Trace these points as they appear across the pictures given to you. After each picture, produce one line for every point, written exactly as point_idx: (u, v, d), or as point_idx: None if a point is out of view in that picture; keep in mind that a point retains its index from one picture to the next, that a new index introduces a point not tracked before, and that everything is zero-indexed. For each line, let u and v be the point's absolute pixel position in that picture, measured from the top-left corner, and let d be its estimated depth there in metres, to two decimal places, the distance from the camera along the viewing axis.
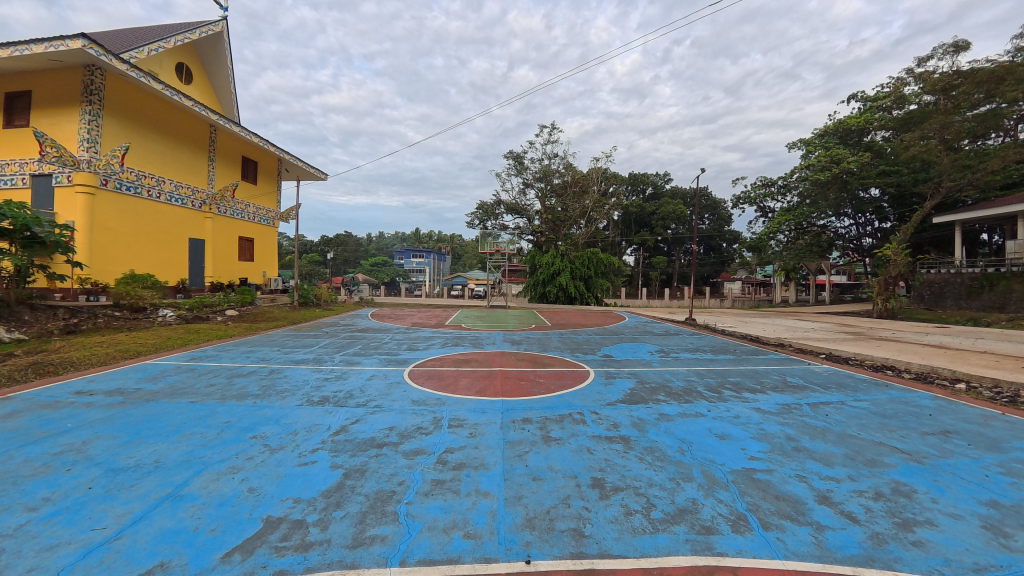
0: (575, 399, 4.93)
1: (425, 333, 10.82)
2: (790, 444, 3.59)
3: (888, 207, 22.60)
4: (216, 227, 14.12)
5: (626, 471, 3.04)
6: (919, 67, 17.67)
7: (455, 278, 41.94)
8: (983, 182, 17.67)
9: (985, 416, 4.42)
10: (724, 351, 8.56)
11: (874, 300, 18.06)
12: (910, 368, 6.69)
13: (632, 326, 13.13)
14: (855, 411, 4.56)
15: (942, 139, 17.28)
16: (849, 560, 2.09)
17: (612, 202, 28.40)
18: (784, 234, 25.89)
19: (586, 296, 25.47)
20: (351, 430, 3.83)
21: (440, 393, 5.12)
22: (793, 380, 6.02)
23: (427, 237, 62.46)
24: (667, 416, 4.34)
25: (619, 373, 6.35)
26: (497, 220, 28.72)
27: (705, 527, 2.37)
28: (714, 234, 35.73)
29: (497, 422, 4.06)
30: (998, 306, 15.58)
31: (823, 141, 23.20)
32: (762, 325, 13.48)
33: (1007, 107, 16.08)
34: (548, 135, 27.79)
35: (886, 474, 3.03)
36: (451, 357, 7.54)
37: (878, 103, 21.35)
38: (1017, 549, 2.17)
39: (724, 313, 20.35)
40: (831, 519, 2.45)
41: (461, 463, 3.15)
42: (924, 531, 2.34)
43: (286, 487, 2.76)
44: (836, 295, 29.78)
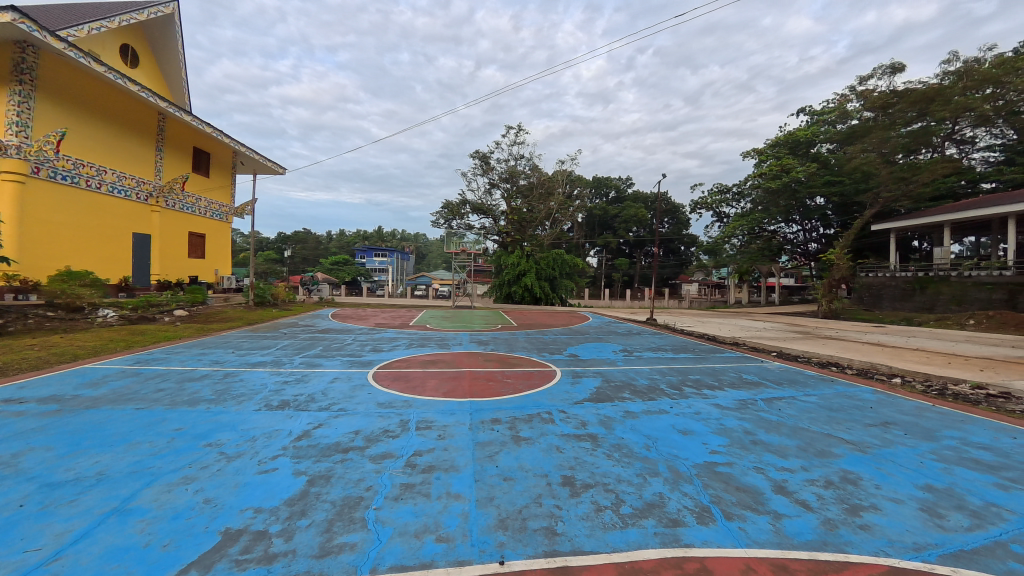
0: (544, 399, 4.96)
1: (387, 333, 10.63)
2: (748, 438, 3.78)
3: (833, 215, 23.95)
4: (163, 222, 13.23)
5: (594, 468, 3.10)
6: (861, 85, 19.26)
7: (419, 277, 41.31)
8: (915, 193, 19.22)
9: (919, 407, 4.84)
10: (684, 350, 8.93)
11: (819, 301, 19.37)
12: (852, 364, 7.23)
13: (595, 325, 13.51)
14: (806, 405, 4.87)
15: (880, 154, 18.68)
16: (804, 546, 2.22)
17: (576, 205, 28.83)
18: (738, 238, 27.27)
19: (551, 296, 25.89)
20: (314, 436, 3.69)
21: (407, 396, 5.00)
22: (748, 376, 6.36)
23: (392, 236, 61.34)
24: (633, 413, 4.47)
25: (584, 373, 6.46)
26: (462, 220, 28.62)
27: (672, 520, 2.45)
28: (673, 237, 37.23)
29: (467, 423, 4.03)
30: (929, 308, 16.89)
31: (774, 151, 24.41)
32: (721, 324, 14.22)
33: (937, 125, 17.84)
34: (515, 136, 27.83)
35: (836, 464, 3.24)
36: (416, 358, 7.41)
37: (823, 117, 22.89)
38: (952, 528, 2.39)
39: (683, 313, 21.40)
40: (788, 508, 2.60)
41: (431, 465, 3.10)
42: (871, 516, 2.52)
43: (246, 497, 2.62)
44: (786, 297, 31.45)
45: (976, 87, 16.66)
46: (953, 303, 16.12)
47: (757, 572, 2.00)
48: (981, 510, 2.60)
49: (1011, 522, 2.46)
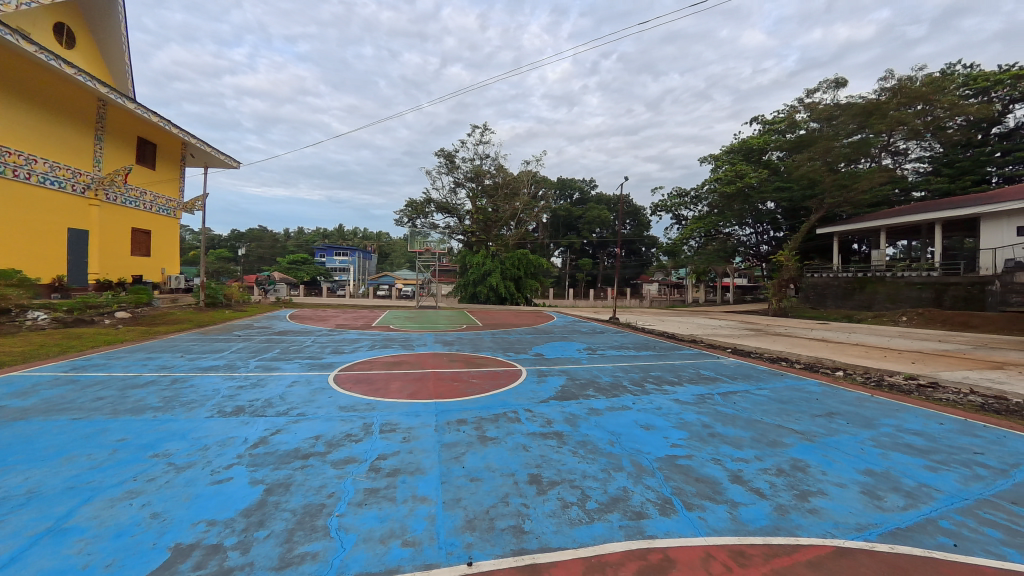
0: (510, 398, 4.97)
1: (348, 334, 10.33)
2: (706, 431, 3.95)
3: (782, 219, 25.28)
4: (103, 216, 12.28)
5: (561, 465, 3.14)
6: (808, 98, 20.52)
7: (382, 277, 40.42)
8: (856, 200, 20.65)
9: (860, 397, 5.23)
10: (645, 347, 9.21)
11: (769, 300, 20.52)
12: (800, 359, 7.69)
13: (560, 325, 13.67)
14: (759, 398, 5.15)
15: (825, 162, 19.80)
16: (758, 532, 2.34)
17: (541, 205, 29.12)
18: (695, 240, 28.43)
19: (516, 296, 26.00)
20: (272, 442, 3.53)
21: (370, 399, 4.88)
22: (706, 372, 6.64)
23: (353, 234, 59.81)
24: (597, 410, 4.57)
25: (550, 371, 6.55)
26: (427, 219, 28.30)
27: (637, 513, 2.52)
28: (635, 239, 38.45)
29: (432, 425, 3.99)
30: (867, 306, 18.22)
31: (729, 157, 25.53)
32: (679, 322, 14.75)
33: (874, 137, 19.31)
34: (480, 136, 27.76)
35: (787, 453, 3.44)
36: (379, 359, 7.25)
37: (773, 126, 24.23)
38: (889, 509, 2.59)
39: (644, 313, 20.83)
40: (744, 496, 2.73)
41: (396, 468, 3.05)
42: (820, 500, 2.69)
43: (198, 509, 2.48)
44: (740, 296, 33.04)
45: (908, 103, 18.14)
46: (888, 301, 17.49)
47: (717, 559, 2.09)
48: (913, 491, 2.83)
49: (938, 501, 2.70)
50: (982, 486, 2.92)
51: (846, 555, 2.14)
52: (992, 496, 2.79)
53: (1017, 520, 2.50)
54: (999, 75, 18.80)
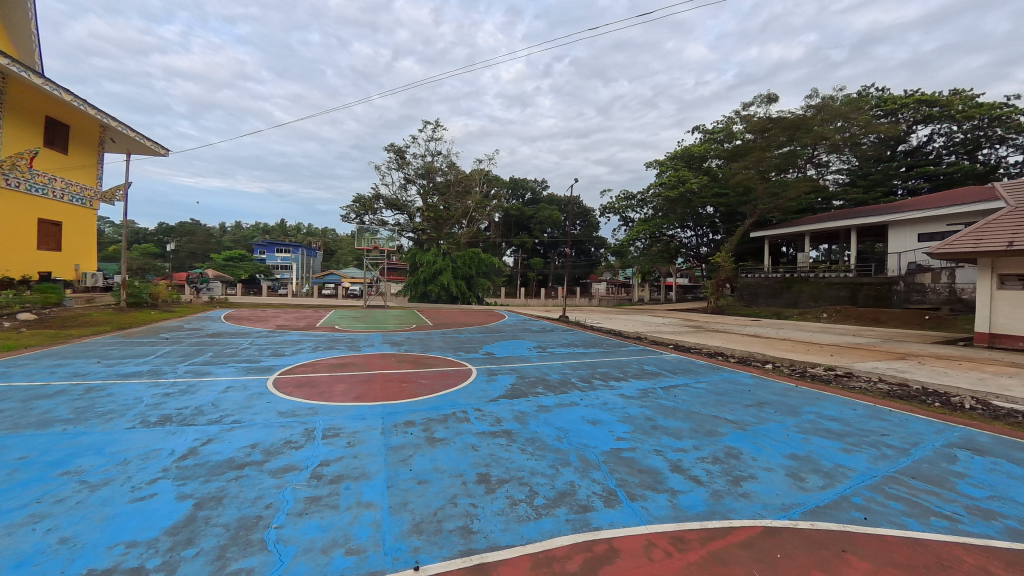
0: (459, 398, 4.93)
1: (288, 335, 9.80)
2: (650, 424, 4.12)
3: (720, 222, 26.96)
4: (1, 205, 10.87)
5: (510, 463, 3.16)
6: (744, 111, 22.02)
7: (327, 275, 38.67)
8: (784, 207, 22.37)
9: (786, 388, 5.70)
10: (594, 345, 9.48)
11: (708, 298, 21.79)
12: (734, 353, 8.23)
13: (510, 323, 13.74)
14: (697, 391, 5.45)
15: (759, 171, 21.21)
16: (696, 517, 2.47)
17: (493, 204, 29.15)
18: (641, 242, 29.62)
19: (467, 295, 25.87)
20: (203, 453, 3.27)
21: (312, 403, 4.65)
22: (649, 367, 6.95)
23: (296, 230, 56.88)
24: (546, 407, 4.64)
25: (501, 370, 6.57)
26: (376, 216, 27.53)
27: (583, 506, 2.58)
28: (584, 239, 39.51)
29: (379, 428, 3.87)
30: (793, 304, 19.80)
31: (673, 163, 26.84)
32: (625, 320, 15.28)
33: (800, 150, 21.02)
34: (432, 132, 27.33)
35: (722, 442, 3.66)
36: (322, 361, 6.95)
37: (712, 136, 25.77)
38: (810, 489, 2.83)
39: (592, 312, 19.71)
40: (682, 484, 2.88)
41: (340, 475, 2.92)
42: (750, 484, 2.89)
43: (117, 530, 2.25)
44: (682, 295, 34.81)
45: (829, 120, 19.94)
46: (811, 300, 19.10)
47: (658, 545, 2.19)
48: (831, 472, 3.11)
49: (851, 479, 2.99)
50: (886, 464, 3.27)
51: (773, 534, 2.31)
52: (895, 472, 3.13)
53: (915, 493, 2.82)
54: (905, 99, 21.23)
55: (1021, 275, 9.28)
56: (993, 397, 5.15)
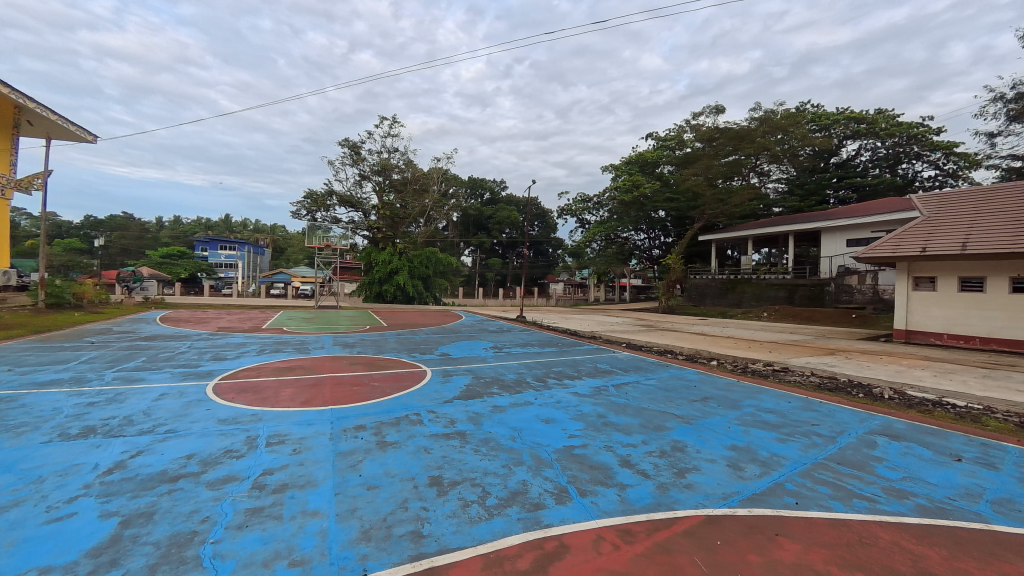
0: (413, 400, 4.85)
1: (231, 338, 9.24)
2: (601, 421, 4.23)
3: (671, 226, 28.14)
4: None
5: (462, 465, 3.13)
6: (693, 120, 23.10)
7: (276, 275, 36.86)
8: (729, 212, 23.68)
9: (729, 383, 6.04)
10: (549, 344, 9.62)
11: (659, 299, 22.71)
12: (682, 350, 8.62)
13: (467, 323, 13.70)
14: (647, 388, 5.66)
15: (707, 177, 22.36)
16: (643, 509, 2.56)
17: (451, 204, 28.86)
18: (597, 243, 30.40)
19: (424, 295, 25.45)
20: (131, 466, 3.02)
21: (256, 409, 4.40)
22: (603, 365, 7.15)
23: (241, 226, 53.76)
24: (500, 407, 4.65)
25: (456, 371, 6.52)
26: (328, 213, 26.55)
27: (535, 504, 2.60)
28: (542, 240, 40.08)
29: (327, 433, 3.73)
30: (737, 304, 20.98)
31: (627, 168, 27.78)
32: (581, 320, 15.60)
33: (744, 159, 22.31)
34: (389, 128, 26.71)
35: (669, 436, 3.82)
36: (267, 365, 6.60)
37: (665, 143, 26.88)
38: (748, 477, 3.01)
39: (550, 313, 20.04)
40: (631, 478, 2.97)
41: (284, 484, 2.79)
42: (694, 476, 3.03)
43: (26, 556, 2.03)
44: (635, 295, 36.05)
45: (770, 132, 21.31)
46: (753, 300, 20.32)
47: (607, 539, 2.24)
48: (767, 461, 3.32)
49: (785, 467, 3.21)
50: (815, 452, 3.54)
51: (714, 522, 2.44)
52: (823, 459, 3.39)
53: (840, 477, 3.07)
54: (837, 116, 23.08)
55: (932, 278, 10.35)
56: (906, 387, 5.71)
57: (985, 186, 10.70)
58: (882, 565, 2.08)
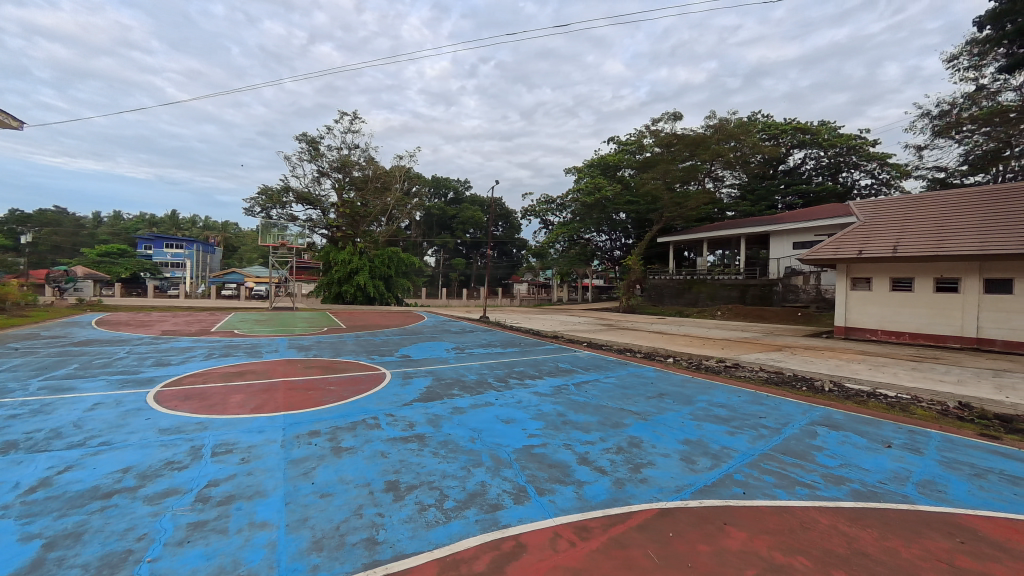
0: (371, 404, 4.74)
1: (176, 342, 8.67)
2: (560, 419, 4.29)
3: (632, 228, 28.91)
4: None
5: (420, 468, 3.09)
6: (653, 125, 23.87)
7: (227, 274, 35.05)
8: (685, 215, 24.62)
9: (684, 379, 6.29)
10: (511, 344, 9.65)
11: (620, 298, 23.32)
12: (641, 349, 8.88)
13: (429, 324, 13.54)
14: (606, 385, 5.80)
15: (665, 182, 23.11)
16: (600, 505, 2.62)
17: (414, 202, 28.41)
18: (560, 244, 30.81)
19: (385, 296, 24.87)
20: (56, 483, 2.77)
21: (201, 418, 4.15)
22: (563, 364, 7.25)
23: (190, 223, 50.80)
24: (461, 409, 4.62)
25: (416, 373, 6.43)
26: (284, 210, 25.52)
27: (493, 505, 2.60)
28: (506, 240, 40.21)
29: (279, 441, 3.58)
30: (693, 303, 21.84)
31: (590, 170, 28.33)
32: (544, 320, 15.75)
33: (700, 164, 23.22)
34: (349, 124, 25.98)
35: (626, 432, 3.93)
36: (215, 370, 6.24)
37: (625, 147, 27.61)
38: (699, 470, 3.14)
39: (513, 312, 20.41)
40: (588, 475, 3.03)
41: (230, 495, 2.65)
42: (649, 470, 3.13)
43: None
44: (597, 295, 36.79)
45: (724, 139, 22.30)
46: (708, 300, 21.22)
47: (563, 536, 2.28)
48: (718, 453, 3.47)
49: (734, 458, 3.37)
50: (762, 443, 3.74)
51: (666, 514, 2.52)
52: (769, 449, 3.59)
53: (784, 466, 3.25)
54: (784, 126, 24.44)
55: (868, 279, 11.17)
56: (844, 379, 6.15)
57: (913, 195, 11.66)
58: (821, 547, 2.22)
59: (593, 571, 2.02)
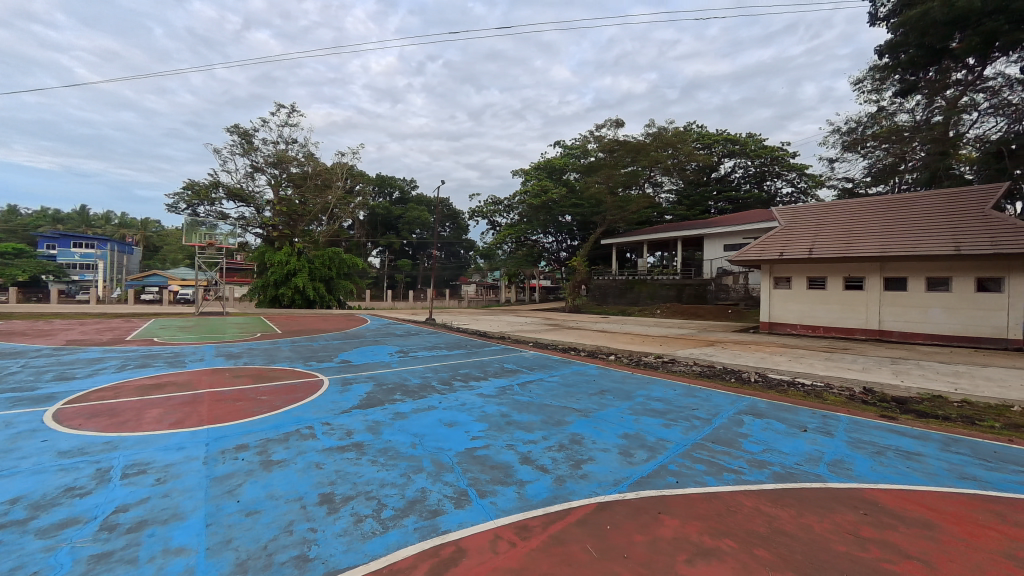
0: (306, 413, 4.51)
1: (81, 353, 7.73)
2: (504, 420, 4.31)
3: (577, 230, 29.68)
4: None
5: (357, 478, 2.98)
6: (596, 131, 24.68)
7: (147, 276, 32.01)
8: (627, 219, 25.65)
9: (625, 375, 6.55)
10: (457, 346, 9.57)
11: (566, 299, 23.87)
12: (585, 347, 9.14)
13: (372, 328, 13.12)
14: (550, 384, 5.91)
15: (608, 186, 24.00)
16: (540, 504, 2.65)
17: (357, 201, 27.41)
18: (508, 245, 31.01)
19: (327, 298, 23.73)
20: None
21: (109, 436, 3.74)
22: (509, 365, 7.29)
23: (102, 220, 45.84)
24: (402, 414, 4.52)
25: (357, 378, 6.20)
26: (213, 207, 23.72)
27: (432, 511, 2.57)
28: (453, 241, 39.86)
29: (201, 457, 3.31)
30: (635, 302, 22.79)
31: (537, 173, 28.78)
32: (491, 321, 15.75)
33: (641, 170, 24.29)
34: (286, 117, 24.63)
35: (568, 430, 4.03)
36: (129, 383, 5.65)
37: (571, 151, 28.32)
38: (635, 462, 3.29)
39: (461, 313, 21.86)
40: (530, 474, 3.08)
41: (142, 521, 2.42)
42: (589, 466, 3.23)
43: None
44: (545, 296, 37.44)
45: (662, 147, 23.48)
46: (648, 299, 22.24)
47: (504, 538, 2.29)
48: (654, 445, 3.65)
49: (669, 449, 3.56)
50: (694, 433, 3.97)
51: (604, 508, 2.61)
52: (700, 439, 3.82)
53: (713, 454, 3.48)
54: (717, 137, 26.18)
55: (788, 278, 12.20)
56: (768, 370, 6.70)
57: (825, 203, 12.89)
58: (746, 528, 2.39)
59: (532, 570, 2.04)
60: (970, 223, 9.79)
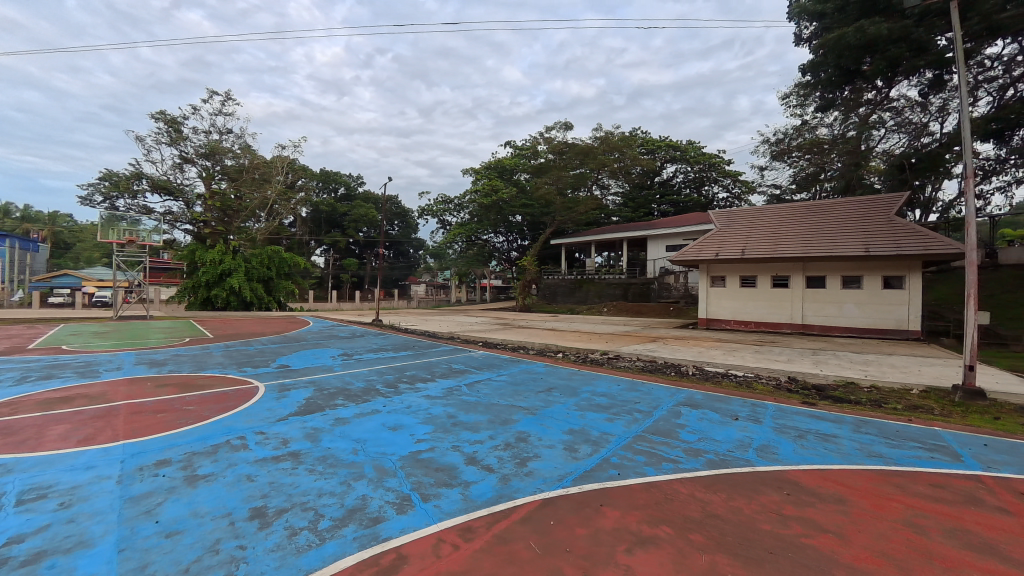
0: (238, 422, 4.23)
1: None
2: (450, 421, 4.27)
3: (527, 230, 29.98)
4: None
5: (293, 489, 2.84)
6: (546, 133, 25.12)
7: (56, 277, 28.74)
8: (575, 220, 26.24)
9: (571, 373, 6.70)
10: (405, 347, 9.34)
11: (517, 298, 24.05)
12: (533, 346, 9.25)
13: (315, 330, 12.54)
14: (497, 384, 5.92)
15: (557, 187, 24.57)
16: (484, 504, 2.66)
17: (299, 197, 26.09)
18: (458, 244, 30.80)
19: (265, 299, 22.43)
20: None
21: (2, 459, 3.31)
22: (457, 365, 7.23)
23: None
24: (344, 419, 4.35)
25: (296, 384, 5.89)
26: (134, 200, 21.66)
27: (373, 519, 2.49)
28: (402, 240, 38.90)
29: (114, 476, 3.01)
30: (584, 300, 23.43)
31: (488, 173, 28.73)
32: (441, 321, 15.52)
33: (589, 172, 24.96)
34: (221, 105, 22.78)
35: (514, 428, 4.07)
36: (30, 397, 5.03)
37: (521, 151, 28.56)
38: (579, 457, 3.38)
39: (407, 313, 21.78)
40: (475, 474, 3.07)
41: (39, 552, 2.16)
42: (534, 463, 3.28)
43: None
44: (496, 295, 37.52)
45: (609, 151, 24.25)
46: (596, 297, 22.91)
47: (447, 541, 2.27)
48: (597, 440, 3.77)
49: (611, 443, 3.69)
50: (635, 426, 4.15)
51: (548, 504, 2.66)
52: (641, 431, 4.00)
53: (653, 445, 3.65)
54: (660, 143, 27.39)
55: (723, 277, 13.00)
56: (704, 364, 7.12)
57: (755, 208, 13.85)
58: (681, 515, 2.53)
59: (476, 571, 2.04)
60: (878, 227, 10.93)
